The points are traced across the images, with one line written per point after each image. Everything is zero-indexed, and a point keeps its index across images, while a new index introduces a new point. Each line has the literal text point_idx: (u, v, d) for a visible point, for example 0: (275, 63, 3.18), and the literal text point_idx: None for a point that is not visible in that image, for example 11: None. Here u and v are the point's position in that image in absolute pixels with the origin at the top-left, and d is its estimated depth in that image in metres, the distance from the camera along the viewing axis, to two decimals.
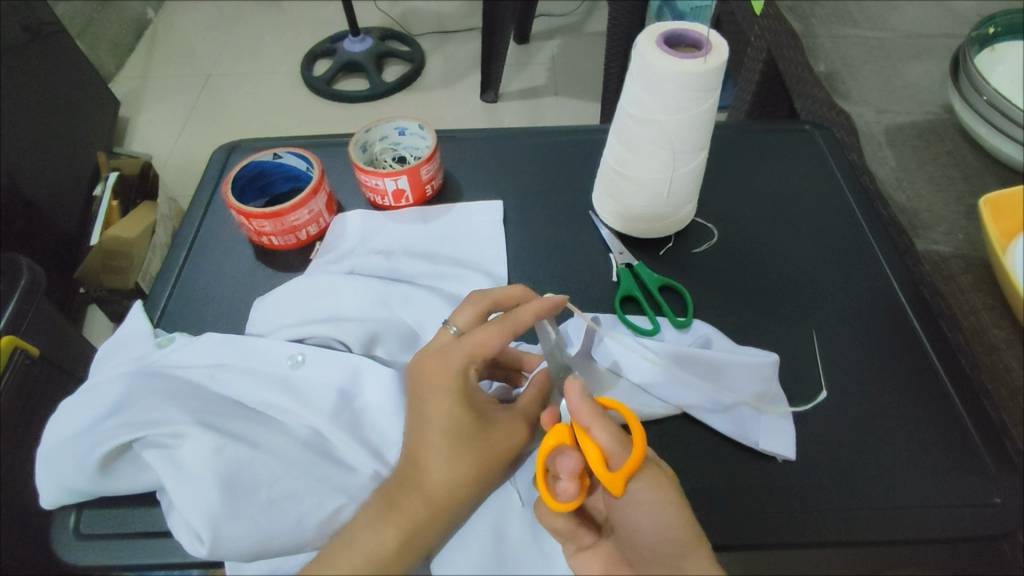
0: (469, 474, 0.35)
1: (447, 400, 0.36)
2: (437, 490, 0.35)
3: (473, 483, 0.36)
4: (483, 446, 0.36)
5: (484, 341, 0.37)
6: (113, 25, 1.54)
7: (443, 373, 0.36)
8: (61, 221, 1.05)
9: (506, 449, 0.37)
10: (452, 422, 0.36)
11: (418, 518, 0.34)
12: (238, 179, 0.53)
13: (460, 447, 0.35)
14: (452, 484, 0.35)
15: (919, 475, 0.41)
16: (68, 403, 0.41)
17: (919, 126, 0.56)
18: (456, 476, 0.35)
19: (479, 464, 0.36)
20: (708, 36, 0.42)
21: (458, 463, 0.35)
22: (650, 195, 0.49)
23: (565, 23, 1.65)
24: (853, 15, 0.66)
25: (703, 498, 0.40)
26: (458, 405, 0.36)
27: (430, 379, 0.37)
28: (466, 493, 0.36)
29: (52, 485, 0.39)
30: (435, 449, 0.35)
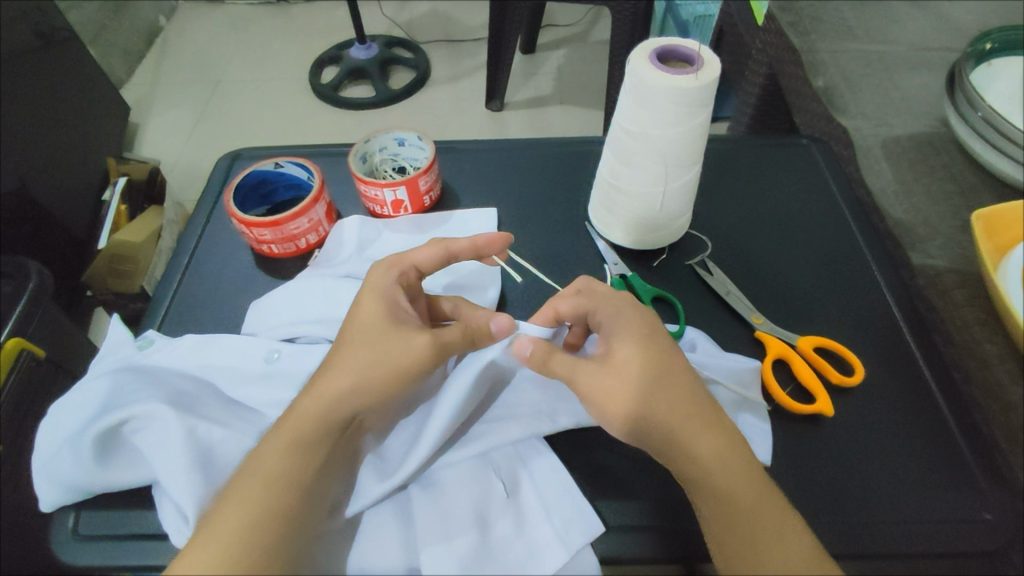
0: (359, 373, 0.38)
1: (371, 300, 0.41)
2: (329, 388, 0.37)
3: (363, 387, 0.38)
4: (388, 348, 0.39)
5: (421, 258, 0.44)
6: (124, 31, 1.56)
7: (377, 281, 0.42)
8: (68, 225, 1.06)
9: (409, 363, 0.39)
10: (370, 318, 0.40)
11: (311, 432, 0.36)
12: (240, 188, 0.54)
13: (364, 350, 0.39)
14: (346, 380, 0.38)
15: (908, 488, 0.41)
16: (62, 405, 0.43)
17: (916, 139, 0.55)
18: (349, 374, 0.38)
19: (379, 363, 0.38)
20: (700, 52, 0.42)
21: (357, 356, 0.38)
22: (644, 207, 0.49)
23: (571, 32, 1.67)
24: (852, 28, 0.66)
25: (693, 508, 0.40)
26: (380, 306, 0.40)
27: (366, 290, 0.42)
28: (353, 399, 0.37)
29: (46, 480, 0.41)
30: (344, 351, 0.39)
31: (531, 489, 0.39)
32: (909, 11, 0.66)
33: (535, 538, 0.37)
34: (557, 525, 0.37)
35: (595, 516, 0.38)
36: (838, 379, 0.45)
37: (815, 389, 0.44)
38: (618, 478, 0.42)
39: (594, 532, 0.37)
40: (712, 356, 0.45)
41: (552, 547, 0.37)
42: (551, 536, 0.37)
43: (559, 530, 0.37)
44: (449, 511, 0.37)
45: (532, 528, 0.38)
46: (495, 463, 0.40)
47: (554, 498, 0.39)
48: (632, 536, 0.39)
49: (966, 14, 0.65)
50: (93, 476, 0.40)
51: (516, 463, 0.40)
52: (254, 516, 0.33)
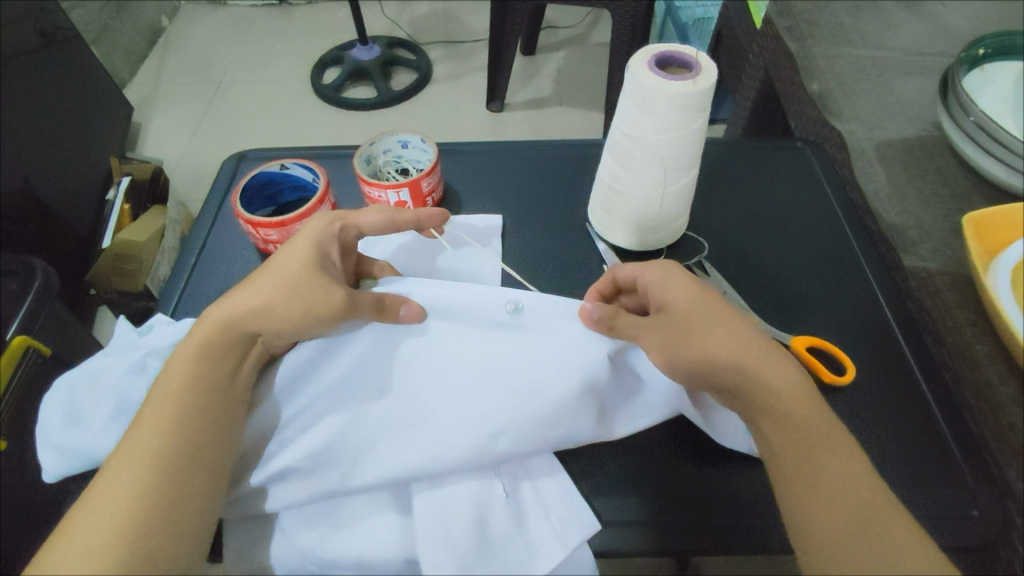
0: (272, 300, 0.41)
1: (306, 243, 0.43)
2: (240, 309, 0.41)
3: (267, 310, 0.41)
4: (304, 289, 0.41)
5: (368, 221, 0.47)
6: (127, 32, 1.57)
7: (315, 227, 0.45)
8: (71, 224, 1.07)
9: (315, 304, 0.41)
10: (295, 254, 0.43)
11: (219, 345, 0.40)
12: (247, 189, 0.55)
13: (278, 281, 0.42)
14: (261, 306, 0.41)
15: (897, 484, 0.42)
16: (64, 384, 0.43)
17: (909, 142, 0.57)
18: (260, 299, 0.41)
19: (295, 301, 0.41)
20: (697, 58, 0.43)
21: (272, 288, 0.41)
22: (642, 210, 0.50)
23: (571, 34, 1.68)
24: (848, 33, 0.67)
25: (687, 504, 0.41)
26: (311, 248, 0.43)
27: (305, 232, 0.44)
28: (256, 320, 0.41)
29: (48, 452, 0.41)
30: (258, 279, 0.42)
31: (530, 490, 0.40)
32: (903, 17, 0.67)
33: (533, 537, 0.38)
34: (555, 524, 0.38)
35: (592, 516, 0.39)
36: (830, 379, 0.46)
37: None
38: (614, 476, 0.43)
39: (591, 531, 0.38)
40: None
41: (550, 546, 0.38)
42: (549, 535, 0.38)
43: (557, 530, 0.38)
44: (447, 509, 0.38)
45: (530, 527, 0.39)
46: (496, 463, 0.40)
47: (553, 498, 0.40)
48: (627, 532, 0.41)
49: (960, 19, 0.66)
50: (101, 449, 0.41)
51: (516, 464, 0.41)
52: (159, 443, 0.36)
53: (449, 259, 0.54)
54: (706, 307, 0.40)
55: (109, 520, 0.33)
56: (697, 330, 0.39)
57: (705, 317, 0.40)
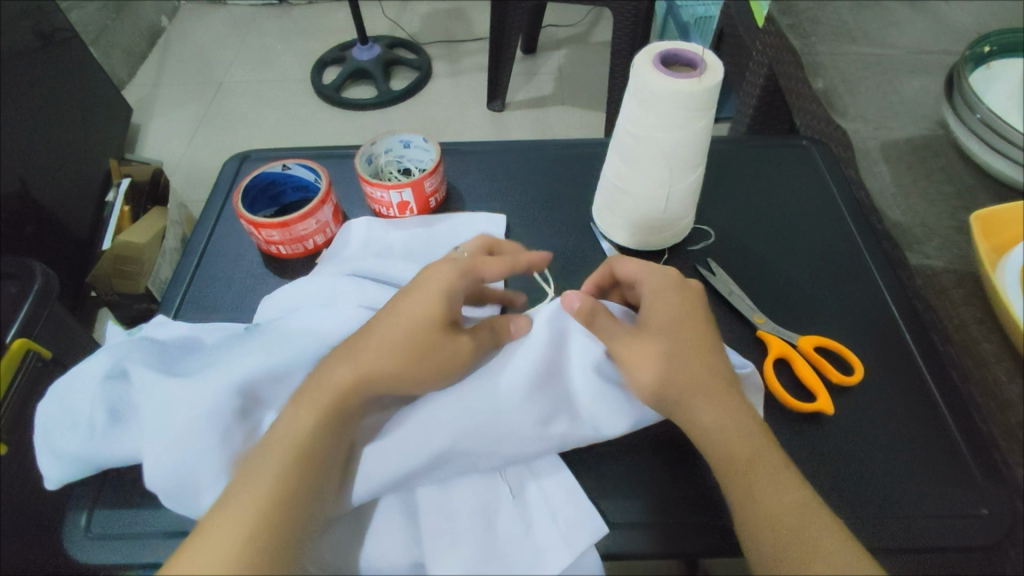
0: (405, 358, 0.38)
1: (444, 296, 0.40)
2: (373, 366, 0.38)
3: (409, 367, 0.38)
4: (440, 346, 0.39)
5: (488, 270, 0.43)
6: (127, 33, 1.57)
7: (448, 276, 0.41)
8: (71, 227, 1.07)
9: (454, 355, 0.40)
10: (426, 303, 0.40)
11: (332, 401, 0.37)
12: (249, 189, 0.55)
13: (416, 334, 0.39)
14: (390, 358, 0.38)
15: (906, 485, 0.42)
16: (55, 389, 0.43)
17: (914, 141, 0.56)
18: (398, 353, 0.38)
19: (432, 356, 0.39)
20: (702, 57, 0.43)
21: (406, 347, 0.39)
22: (647, 209, 0.50)
23: (572, 33, 1.68)
24: (852, 30, 0.67)
25: (692, 505, 0.41)
26: (446, 297, 0.40)
27: (440, 280, 0.40)
28: (399, 378, 0.38)
29: (50, 459, 0.42)
30: (394, 331, 0.39)
31: (537, 494, 0.40)
32: (907, 14, 0.67)
33: (540, 542, 0.38)
34: (562, 528, 0.38)
35: (598, 519, 0.39)
36: (837, 377, 0.46)
37: (815, 389, 0.45)
38: (620, 479, 0.42)
39: (598, 534, 0.38)
40: None
41: (557, 550, 0.37)
42: (554, 536, 0.38)
43: (564, 533, 0.38)
44: (454, 510, 0.38)
45: (537, 531, 0.38)
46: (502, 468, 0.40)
47: (560, 501, 0.39)
48: (634, 534, 0.40)
49: (964, 16, 0.66)
50: (97, 452, 0.41)
51: (522, 470, 0.40)
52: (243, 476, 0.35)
53: None
54: (694, 335, 0.40)
55: (219, 560, 0.32)
56: (680, 354, 0.39)
57: (691, 343, 0.40)
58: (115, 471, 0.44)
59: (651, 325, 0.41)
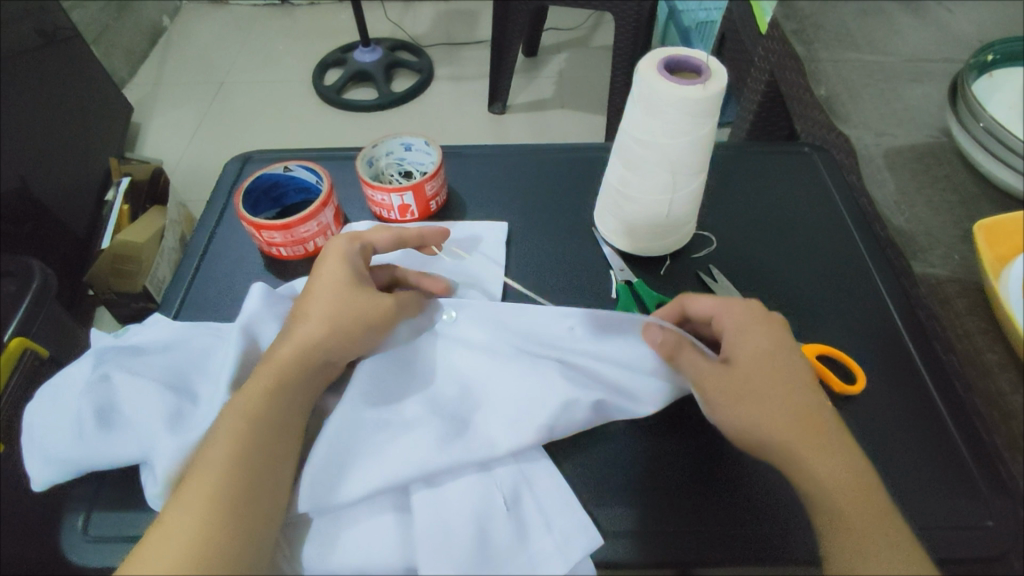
0: (331, 320, 0.42)
1: (333, 260, 0.45)
2: (307, 337, 0.42)
3: (333, 329, 0.42)
4: (351, 301, 0.43)
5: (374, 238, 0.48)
6: (128, 32, 1.56)
7: (335, 247, 0.46)
8: (70, 224, 1.06)
9: (373, 312, 0.43)
10: (332, 278, 0.44)
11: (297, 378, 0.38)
12: (250, 191, 0.55)
13: (331, 304, 0.43)
14: (320, 327, 0.42)
15: (908, 496, 0.41)
16: (47, 393, 0.43)
17: (918, 149, 0.56)
18: (323, 324, 0.42)
19: (346, 311, 0.43)
20: (708, 62, 0.43)
21: (324, 313, 0.42)
22: (651, 215, 0.50)
23: (573, 37, 1.68)
24: (855, 37, 0.66)
25: (693, 514, 0.41)
26: (343, 265, 0.45)
27: (328, 253, 0.46)
28: (329, 342, 0.42)
29: (37, 461, 0.41)
30: (309, 308, 0.43)
31: (532, 502, 0.39)
32: (909, 22, 0.67)
33: (534, 552, 0.37)
34: (556, 538, 0.38)
35: (595, 529, 0.38)
36: (841, 387, 0.45)
37: None
38: (617, 484, 0.42)
39: (594, 545, 0.38)
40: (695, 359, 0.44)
41: (552, 561, 0.37)
42: (548, 548, 0.37)
43: (558, 544, 0.38)
44: (450, 523, 0.37)
45: (532, 541, 0.38)
46: (496, 474, 0.40)
47: (556, 509, 0.39)
48: (631, 542, 0.40)
49: (967, 25, 0.66)
50: (81, 454, 0.40)
51: (517, 476, 0.40)
52: (233, 488, 0.35)
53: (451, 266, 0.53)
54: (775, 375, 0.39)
55: (189, 549, 0.32)
56: (758, 394, 0.39)
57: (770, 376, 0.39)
58: (112, 474, 0.44)
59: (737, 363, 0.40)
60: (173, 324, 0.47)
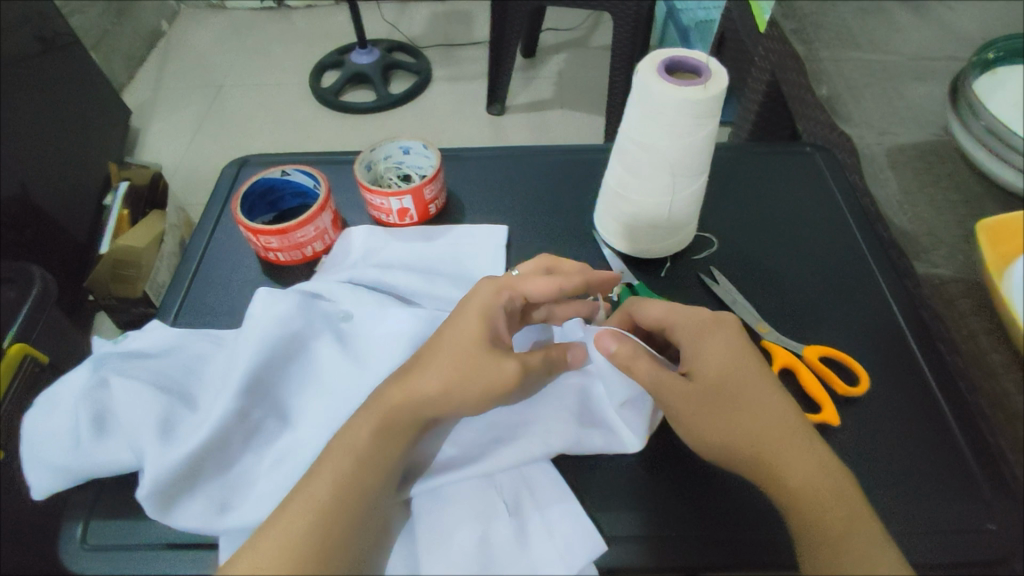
0: (456, 385, 0.38)
1: (474, 313, 0.41)
2: (422, 394, 0.38)
3: (457, 397, 0.38)
4: (480, 369, 0.39)
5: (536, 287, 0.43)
6: (127, 36, 1.56)
7: (484, 299, 0.41)
8: (69, 230, 1.06)
9: (498, 383, 0.39)
10: (467, 334, 0.40)
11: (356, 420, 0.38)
12: (247, 196, 0.54)
13: (463, 367, 0.39)
14: (439, 392, 0.38)
15: (913, 498, 0.41)
16: (44, 398, 0.43)
17: (920, 147, 0.56)
18: (446, 387, 0.38)
19: (474, 380, 0.39)
20: (708, 64, 0.42)
21: (456, 376, 0.38)
22: (650, 217, 0.49)
23: (572, 37, 1.67)
24: (855, 36, 0.66)
25: (695, 518, 0.40)
26: (483, 323, 0.40)
27: (473, 299, 0.41)
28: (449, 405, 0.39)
29: (35, 470, 0.41)
30: (434, 364, 0.39)
31: (533, 507, 0.39)
32: (910, 20, 0.67)
33: (536, 558, 0.37)
34: (558, 543, 0.37)
35: (598, 536, 0.38)
36: (843, 389, 0.45)
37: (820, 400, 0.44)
38: (619, 489, 0.42)
39: (598, 552, 0.37)
40: None
41: (553, 566, 0.36)
42: (550, 553, 0.37)
43: (561, 550, 0.37)
44: (451, 532, 0.37)
45: (534, 546, 0.38)
46: (498, 480, 0.40)
47: (558, 515, 0.38)
48: (634, 548, 0.39)
49: (969, 23, 0.66)
50: (79, 461, 0.41)
51: (518, 482, 0.40)
52: None
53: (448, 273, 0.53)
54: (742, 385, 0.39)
55: None
56: (731, 407, 0.38)
57: (748, 386, 0.39)
58: (110, 481, 0.43)
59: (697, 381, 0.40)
60: (170, 330, 0.47)
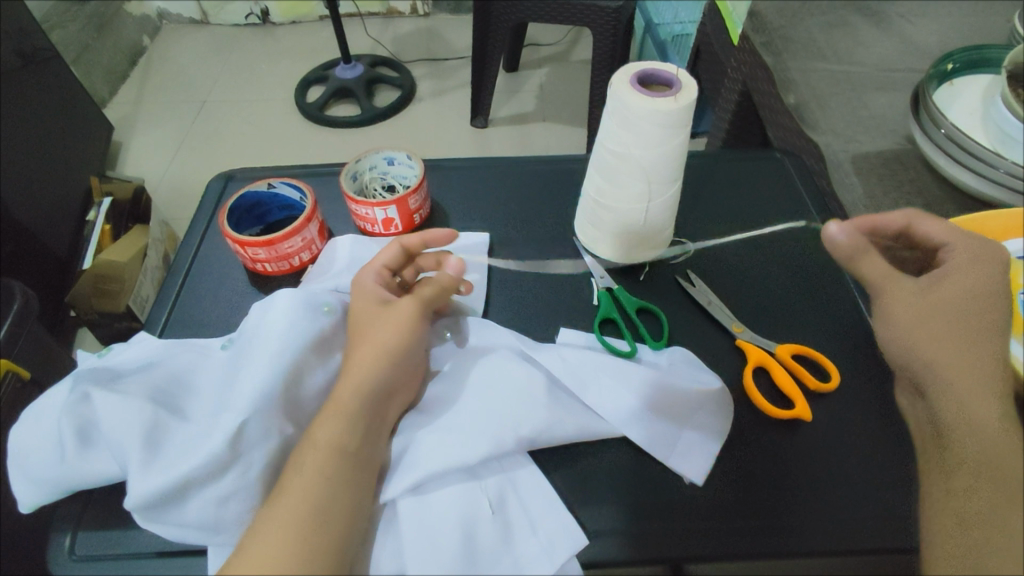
0: (375, 352, 0.43)
1: (363, 294, 0.47)
2: (357, 372, 0.42)
3: (379, 357, 0.42)
4: (378, 329, 0.44)
5: (931, 231, 0.44)
6: (108, 52, 1.56)
7: (360, 285, 0.48)
8: (51, 245, 1.05)
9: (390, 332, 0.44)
10: (363, 312, 0.46)
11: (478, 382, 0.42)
12: (234, 209, 0.55)
13: (372, 336, 0.44)
14: (372, 352, 0.42)
15: (885, 488, 0.43)
16: (28, 413, 0.43)
17: (884, 155, 0.58)
18: (369, 357, 0.42)
19: (378, 341, 0.43)
20: (678, 76, 0.44)
21: (367, 345, 0.43)
22: (629, 223, 0.51)
23: (553, 51, 1.70)
24: (821, 49, 0.69)
25: (676, 513, 0.42)
26: (369, 294, 0.47)
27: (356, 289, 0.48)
28: (376, 369, 0.42)
29: (27, 484, 0.41)
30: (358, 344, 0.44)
31: (517, 504, 0.40)
32: (873, 33, 0.70)
33: (521, 553, 0.38)
34: (542, 539, 0.39)
35: (580, 530, 0.39)
36: (814, 385, 0.47)
37: (793, 396, 0.46)
38: (602, 486, 0.43)
39: (579, 545, 0.39)
40: (681, 379, 0.46)
41: (537, 560, 0.38)
42: (535, 549, 0.38)
43: (545, 545, 0.39)
44: (438, 530, 0.38)
45: (519, 542, 0.39)
46: (482, 478, 0.41)
47: (541, 512, 0.40)
48: (616, 543, 0.40)
49: (929, 35, 0.69)
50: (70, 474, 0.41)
51: (503, 480, 0.41)
52: None
53: None
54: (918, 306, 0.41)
55: None
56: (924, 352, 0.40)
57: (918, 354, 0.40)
58: (98, 490, 0.44)
59: (945, 281, 0.42)
60: (155, 343, 0.47)
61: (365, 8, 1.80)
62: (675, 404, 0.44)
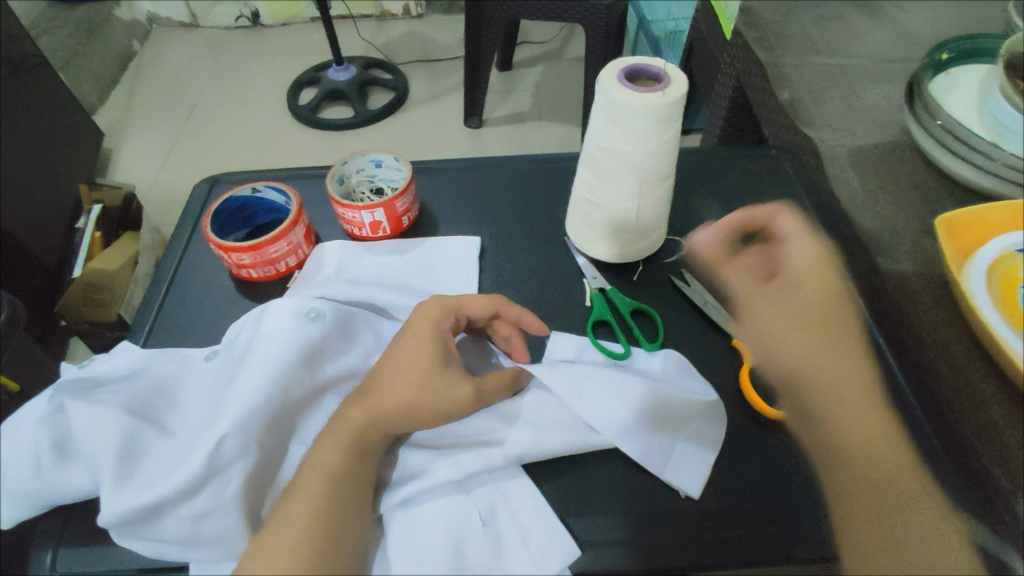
0: (413, 393, 0.40)
1: (426, 327, 0.43)
2: (385, 402, 0.40)
3: (405, 396, 0.40)
4: (437, 383, 0.41)
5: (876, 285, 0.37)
6: (98, 57, 1.55)
7: (428, 312, 0.44)
8: (40, 253, 1.04)
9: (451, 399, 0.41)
10: (421, 346, 0.42)
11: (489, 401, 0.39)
12: (218, 213, 0.54)
13: (419, 380, 0.41)
14: (393, 384, 0.40)
15: None
16: None
17: (879, 148, 0.57)
18: (407, 399, 0.40)
19: (425, 393, 0.40)
20: (667, 70, 0.43)
21: (407, 387, 0.40)
22: (621, 221, 0.50)
23: (547, 50, 1.69)
24: (815, 42, 0.68)
25: (672, 521, 0.41)
26: (434, 342, 0.42)
27: (419, 315, 0.44)
28: (407, 410, 0.40)
29: None
30: (396, 373, 0.41)
31: (508, 516, 0.39)
32: (867, 25, 0.69)
33: (511, 567, 0.37)
34: (532, 551, 0.38)
35: (571, 541, 0.38)
36: None
37: None
38: (596, 495, 0.42)
39: (571, 557, 0.38)
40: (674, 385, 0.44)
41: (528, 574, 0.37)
42: (525, 563, 0.37)
43: (535, 558, 0.37)
44: (427, 545, 0.37)
45: (509, 556, 0.38)
46: (471, 491, 0.40)
47: (531, 524, 0.39)
48: (609, 553, 0.39)
49: (924, 26, 0.67)
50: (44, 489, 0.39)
51: (493, 492, 0.40)
52: None
53: (423, 285, 0.54)
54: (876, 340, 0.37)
55: None
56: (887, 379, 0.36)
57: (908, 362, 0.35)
58: (80, 506, 0.43)
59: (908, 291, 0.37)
60: (137, 353, 0.46)
61: (357, 9, 1.79)
62: (667, 410, 0.43)
